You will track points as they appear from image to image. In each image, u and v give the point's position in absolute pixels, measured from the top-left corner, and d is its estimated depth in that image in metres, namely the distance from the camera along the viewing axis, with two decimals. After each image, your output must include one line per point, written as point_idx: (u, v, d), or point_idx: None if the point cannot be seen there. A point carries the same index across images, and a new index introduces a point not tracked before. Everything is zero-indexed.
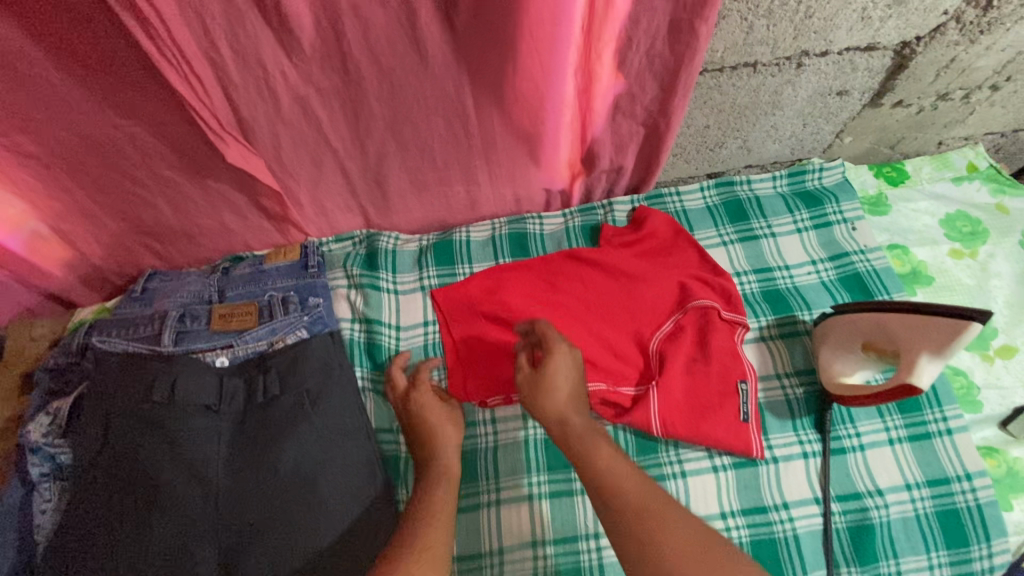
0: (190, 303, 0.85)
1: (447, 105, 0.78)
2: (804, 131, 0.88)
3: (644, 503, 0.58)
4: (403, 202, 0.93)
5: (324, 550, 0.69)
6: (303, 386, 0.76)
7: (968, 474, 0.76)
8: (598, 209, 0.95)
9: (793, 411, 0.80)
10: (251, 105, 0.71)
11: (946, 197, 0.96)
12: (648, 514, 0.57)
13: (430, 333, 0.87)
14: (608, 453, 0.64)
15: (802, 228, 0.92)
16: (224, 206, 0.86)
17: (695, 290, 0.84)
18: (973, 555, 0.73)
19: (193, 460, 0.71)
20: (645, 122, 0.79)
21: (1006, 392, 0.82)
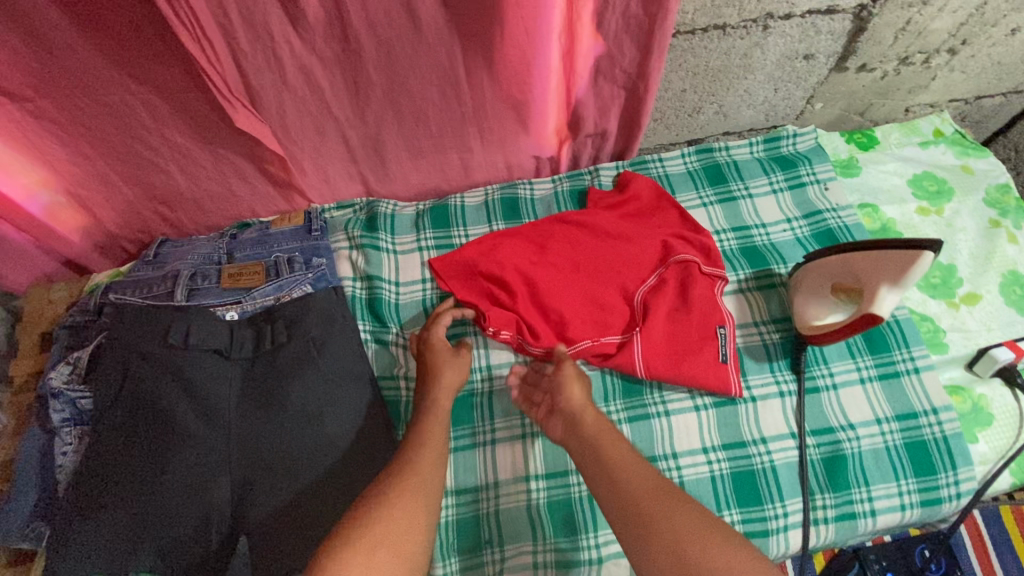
0: (200, 264, 0.90)
1: (441, 73, 0.83)
2: (776, 96, 0.94)
3: (651, 493, 0.62)
4: (400, 169, 0.98)
5: (331, 482, 0.74)
6: (308, 335, 0.81)
7: (935, 409, 0.80)
8: (585, 175, 1.01)
9: (769, 354, 0.85)
10: (258, 73, 0.77)
11: (914, 159, 1.02)
12: (653, 503, 0.61)
13: (428, 289, 0.92)
14: (623, 450, 0.67)
15: (777, 189, 0.97)
16: (232, 173, 0.92)
17: (676, 246, 0.89)
18: (940, 483, 0.77)
19: (207, 400, 0.76)
20: (625, 85, 0.85)
21: (970, 335, 0.87)
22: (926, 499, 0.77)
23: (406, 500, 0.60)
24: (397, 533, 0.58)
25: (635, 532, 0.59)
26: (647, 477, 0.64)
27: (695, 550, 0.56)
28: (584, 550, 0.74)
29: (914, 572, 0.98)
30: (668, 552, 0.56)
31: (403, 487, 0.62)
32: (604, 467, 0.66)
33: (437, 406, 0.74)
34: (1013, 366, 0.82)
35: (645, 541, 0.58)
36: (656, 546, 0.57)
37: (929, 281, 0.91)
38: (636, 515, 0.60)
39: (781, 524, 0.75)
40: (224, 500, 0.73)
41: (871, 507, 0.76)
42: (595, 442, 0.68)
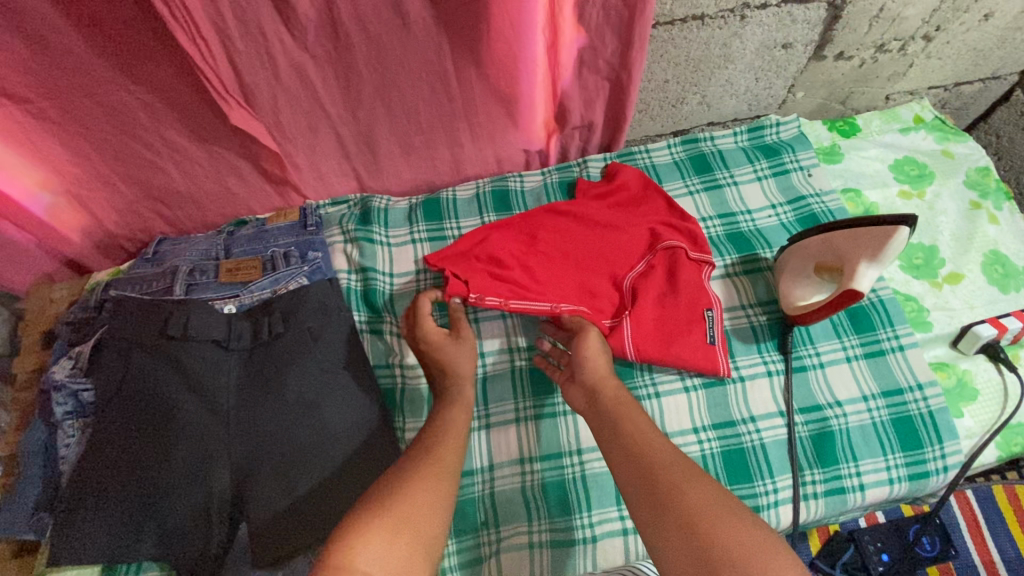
0: (198, 260, 0.91)
1: (430, 69, 0.86)
2: (757, 86, 0.97)
3: (669, 466, 0.60)
4: (393, 165, 1.01)
5: (331, 467, 0.76)
6: (304, 324, 0.82)
7: (920, 384, 0.82)
8: (574, 167, 1.03)
9: (757, 336, 0.87)
10: (252, 71, 0.79)
11: (895, 145, 1.04)
12: (671, 476, 0.59)
13: (422, 280, 0.94)
14: (642, 425, 0.66)
15: (761, 177, 1.00)
16: (228, 171, 0.95)
17: (663, 233, 0.91)
18: (927, 456, 0.79)
19: (207, 389, 0.77)
20: (609, 76, 0.88)
21: (954, 313, 0.89)
22: (914, 472, 0.78)
23: (425, 481, 0.60)
24: (415, 507, 0.57)
25: (651, 505, 0.57)
26: (669, 453, 0.62)
27: (707, 521, 0.53)
28: (578, 529, 0.75)
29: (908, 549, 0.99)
30: (683, 524, 0.54)
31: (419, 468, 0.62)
32: (622, 443, 0.65)
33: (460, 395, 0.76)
34: (995, 342, 0.84)
35: (658, 513, 0.56)
36: (671, 518, 0.55)
37: (912, 261, 0.93)
38: (653, 489, 0.58)
39: (771, 500, 0.77)
40: (224, 486, 0.74)
41: (860, 482, 0.77)
42: (615, 420, 0.68)
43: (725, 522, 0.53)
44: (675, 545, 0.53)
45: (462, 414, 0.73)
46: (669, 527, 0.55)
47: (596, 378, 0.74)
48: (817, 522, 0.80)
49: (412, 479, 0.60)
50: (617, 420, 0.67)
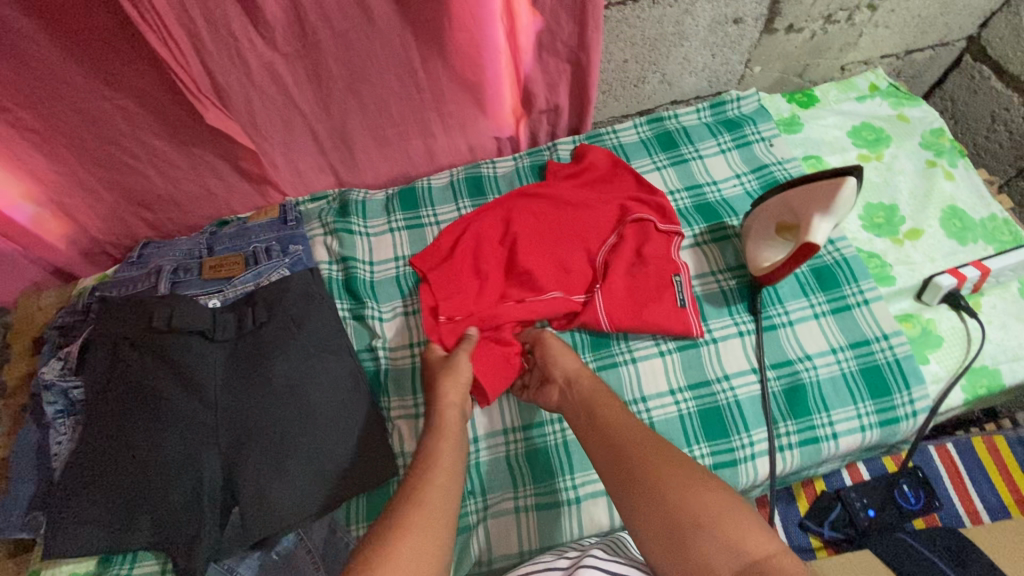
0: (182, 259, 0.94)
1: (398, 62, 0.89)
2: (714, 62, 1.02)
3: (637, 446, 0.63)
4: (368, 158, 1.04)
5: (319, 449, 0.78)
6: (288, 312, 0.85)
7: (885, 334, 0.85)
8: (544, 151, 1.06)
9: (727, 299, 0.90)
10: (224, 72, 0.82)
11: (852, 113, 1.08)
12: (638, 454, 0.62)
13: (401, 266, 0.97)
14: (616, 412, 0.69)
15: (725, 149, 1.03)
16: (208, 172, 0.97)
17: (632, 207, 0.94)
18: (896, 402, 0.81)
19: (192, 379, 0.79)
20: (569, 58, 0.91)
21: (915, 267, 0.92)
22: (884, 418, 0.81)
23: (426, 501, 0.62)
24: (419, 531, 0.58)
25: (623, 483, 0.61)
26: (639, 435, 0.65)
27: (672, 491, 0.57)
28: (562, 491, 0.79)
29: (900, 508, 1.02)
30: (653, 497, 0.58)
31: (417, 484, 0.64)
32: (599, 430, 0.68)
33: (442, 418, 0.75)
34: (956, 291, 0.88)
35: (630, 491, 0.60)
36: (642, 494, 0.59)
37: (874, 221, 0.96)
38: (625, 468, 0.62)
39: (748, 453, 0.79)
40: (215, 471, 0.76)
41: (833, 431, 0.80)
42: (593, 409, 0.71)
43: (688, 489, 0.57)
44: (648, 516, 0.57)
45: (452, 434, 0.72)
46: (643, 502, 0.58)
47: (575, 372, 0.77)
48: (793, 473, 0.82)
49: (410, 495, 0.62)
50: (593, 411, 0.71)
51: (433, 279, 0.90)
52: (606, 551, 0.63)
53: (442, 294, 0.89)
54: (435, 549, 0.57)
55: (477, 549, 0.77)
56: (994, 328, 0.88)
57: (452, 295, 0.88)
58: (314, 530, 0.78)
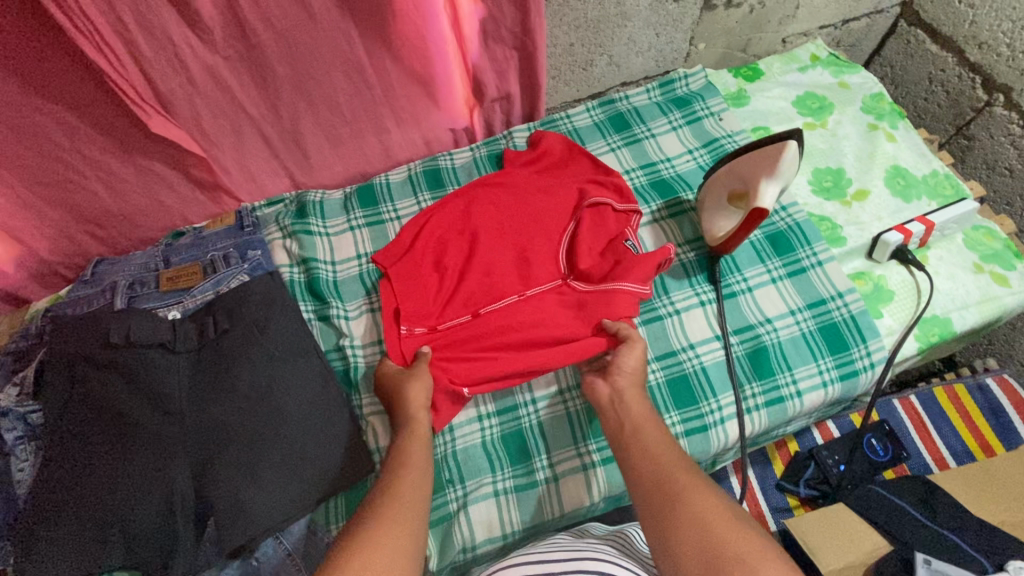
0: (138, 273, 0.93)
1: (344, 59, 0.88)
2: (660, 41, 1.04)
3: (684, 471, 0.63)
4: (323, 158, 1.03)
5: (291, 452, 0.77)
6: (250, 317, 0.84)
7: (839, 292, 0.88)
8: (500, 139, 1.07)
9: (687, 272, 0.92)
10: (165, 79, 0.81)
11: (796, 83, 1.11)
12: (684, 481, 0.62)
13: (364, 264, 0.97)
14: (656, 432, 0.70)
15: (676, 126, 1.05)
16: (158, 183, 0.95)
17: (589, 190, 0.95)
18: (854, 356, 0.84)
19: (156, 391, 0.77)
20: (515, 45, 0.92)
21: (864, 226, 0.95)
22: (844, 372, 0.84)
23: (394, 509, 0.62)
24: (383, 541, 0.58)
25: (665, 507, 0.60)
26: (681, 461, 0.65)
27: (713, 522, 0.57)
28: (539, 470, 0.81)
29: (872, 463, 1.06)
30: (696, 524, 0.57)
31: (399, 496, 0.65)
32: (642, 449, 0.68)
33: (412, 421, 0.76)
34: (904, 247, 0.91)
35: (668, 512, 0.60)
36: (686, 519, 0.58)
37: (822, 185, 1.00)
38: (663, 492, 0.61)
39: (717, 418, 0.81)
40: (185, 483, 0.73)
41: (797, 389, 0.83)
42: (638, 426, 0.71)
43: (727, 524, 0.57)
44: (686, 541, 0.56)
45: (418, 444, 0.73)
46: (684, 527, 0.58)
47: (627, 388, 0.75)
48: (762, 433, 0.85)
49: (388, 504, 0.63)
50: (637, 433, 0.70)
51: (397, 277, 0.90)
52: (604, 551, 0.64)
53: (405, 293, 0.89)
54: (410, 549, 0.59)
55: (460, 537, 0.77)
56: (941, 279, 0.92)
57: (414, 291, 0.89)
58: (294, 530, 0.78)
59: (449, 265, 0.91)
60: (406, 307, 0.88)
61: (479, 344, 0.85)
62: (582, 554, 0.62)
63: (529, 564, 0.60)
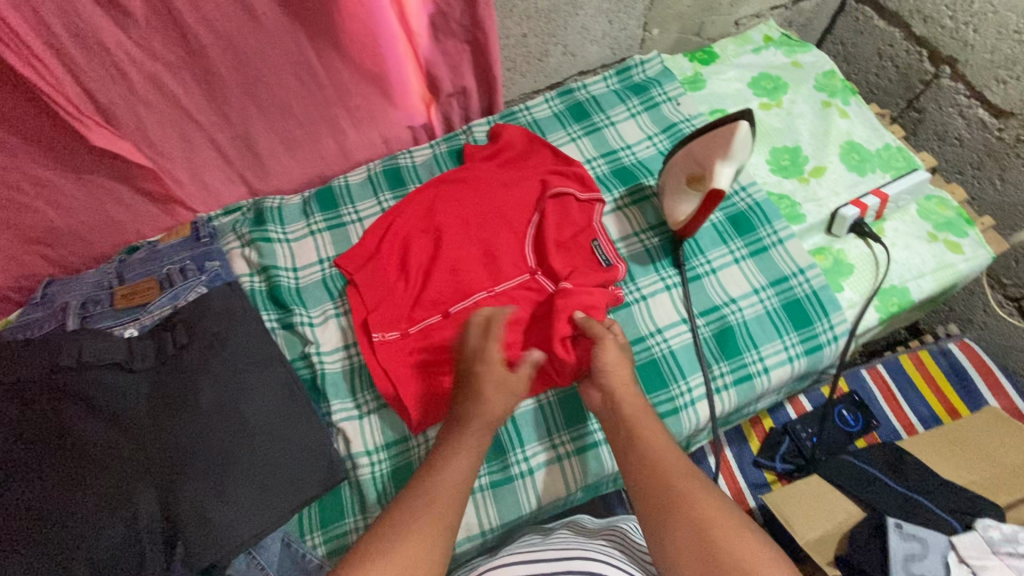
0: (91, 291, 0.90)
1: (293, 61, 0.86)
2: (613, 29, 1.04)
3: (683, 476, 0.64)
4: (279, 162, 1.01)
5: (260, 464, 0.75)
6: (210, 330, 0.82)
7: (801, 268, 0.89)
8: (460, 134, 1.06)
9: (652, 257, 0.92)
10: (104, 89, 0.78)
11: (750, 65, 1.12)
12: (684, 486, 0.63)
13: (326, 268, 0.95)
14: (653, 428, 0.70)
15: (635, 113, 1.05)
16: (107, 197, 0.92)
17: (552, 181, 0.95)
18: (818, 330, 0.86)
19: (113, 411, 0.75)
20: (466, 38, 0.91)
21: (822, 202, 0.97)
22: (809, 347, 0.85)
23: (416, 518, 0.59)
24: (410, 547, 0.57)
25: (664, 514, 0.61)
26: (677, 459, 0.66)
27: (712, 529, 0.58)
28: (515, 465, 0.81)
29: (844, 433, 1.08)
30: (693, 535, 0.58)
31: (428, 500, 0.61)
32: (635, 450, 0.68)
33: (469, 420, 0.70)
34: (860, 220, 0.93)
35: (668, 516, 0.61)
36: (684, 530, 0.59)
37: (780, 164, 1.01)
38: (664, 494, 0.63)
39: (687, 400, 0.82)
40: (152, 502, 0.69)
41: (764, 365, 0.84)
42: (630, 429, 0.70)
43: (724, 527, 0.58)
44: (683, 551, 0.58)
45: (472, 444, 0.68)
46: (681, 538, 0.59)
47: (621, 388, 0.74)
48: (732, 412, 0.86)
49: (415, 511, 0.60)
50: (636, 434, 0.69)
51: (362, 281, 0.89)
52: (594, 550, 0.63)
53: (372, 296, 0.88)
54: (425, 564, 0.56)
55: None
56: (898, 249, 0.94)
57: (379, 294, 0.88)
58: (267, 545, 0.76)
59: (414, 266, 0.90)
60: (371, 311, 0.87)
61: (452, 343, 0.85)
62: (571, 552, 0.61)
63: (518, 564, 0.60)
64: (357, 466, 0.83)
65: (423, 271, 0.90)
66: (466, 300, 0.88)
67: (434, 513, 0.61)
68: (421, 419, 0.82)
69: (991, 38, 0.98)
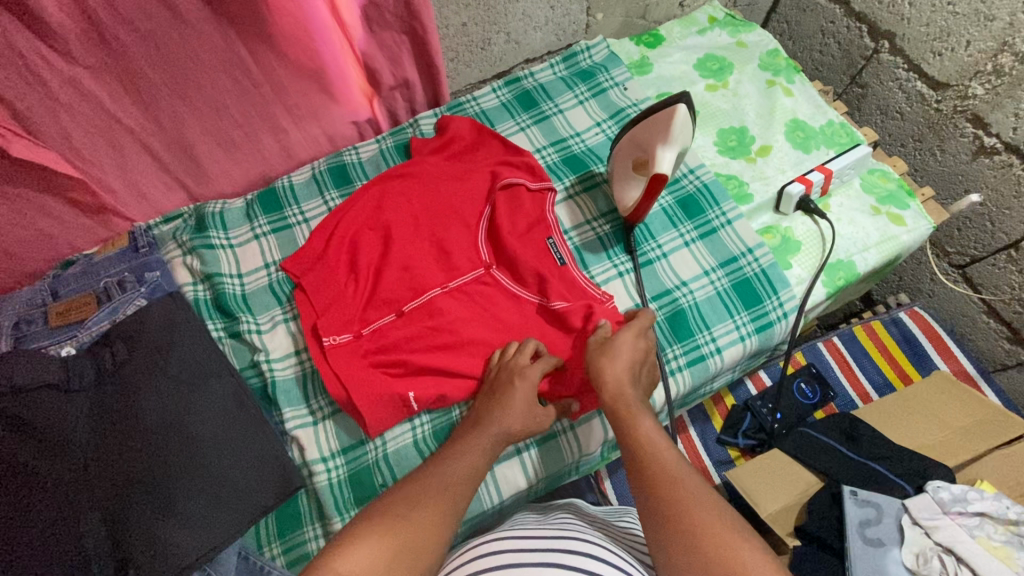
0: (24, 311, 0.86)
1: (223, 58, 0.83)
2: (556, 14, 1.03)
3: (678, 474, 0.59)
4: (218, 165, 0.97)
5: (216, 478, 0.73)
6: (152, 343, 0.80)
7: (750, 248, 0.90)
8: (407, 128, 1.04)
9: (604, 244, 0.93)
10: (19, 96, 0.73)
11: (695, 46, 1.13)
12: (679, 484, 0.58)
13: (273, 273, 0.93)
14: (647, 427, 0.66)
15: (582, 100, 1.05)
16: (35, 211, 0.87)
17: (501, 172, 0.93)
18: (768, 309, 0.87)
19: (51, 435, 0.70)
20: (403, 29, 0.89)
21: (769, 181, 0.98)
22: (760, 325, 0.86)
23: (427, 494, 0.59)
24: (420, 520, 0.56)
25: (658, 511, 0.57)
26: (673, 458, 0.61)
27: (704, 531, 0.53)
28: None
29: (803, 406, 1.11)
30: (682, 536, 0.54)
31: (439, 482, 0.61)
32: (631, 450, 0.64)
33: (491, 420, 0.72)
34: (806, 197, 0.94)
35: (663, 514, 0.56)
36: (673, 529, 0.55)
37: (728, 145, 1.02)
38: (658, 492, 0.58)
39: None
40: (99, 530, 0.67)
41: (716, 346, 0.85)
42: (622, 430, 0.67)
43: (717, 528, 0.53)
44: (677, 554, 0.53)
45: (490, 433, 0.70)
46: (670, 540, 0.54)
47: (612, 384, 0.71)
48: (688, 393, 0.87)
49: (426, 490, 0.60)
50: (630, 421, 0.67)
51: (309, 284, 0.87)
52: (589, 534, 0.61)
53: (320, 300, 0.86)
54: (429, 543, 0.55)
55: None
56: (842, 224, 0.95)
57: (329, 299, 0.86)
58: (223, 560, 0.72)
59: (365, 267, 0.88)
60: (320, 317, 0.85)
61: (407, 343, 0.84)
62: (566, 535, 0.59)
63: (545, 551, 0.55)
64: (313, 473, 0.81)
65: (376, 272, 0.88)
66: (420, 299, 0.86)
67: (445, 495, 0.60)
68: (378, 424, 0.80)
69: (926, 11, 1.00)
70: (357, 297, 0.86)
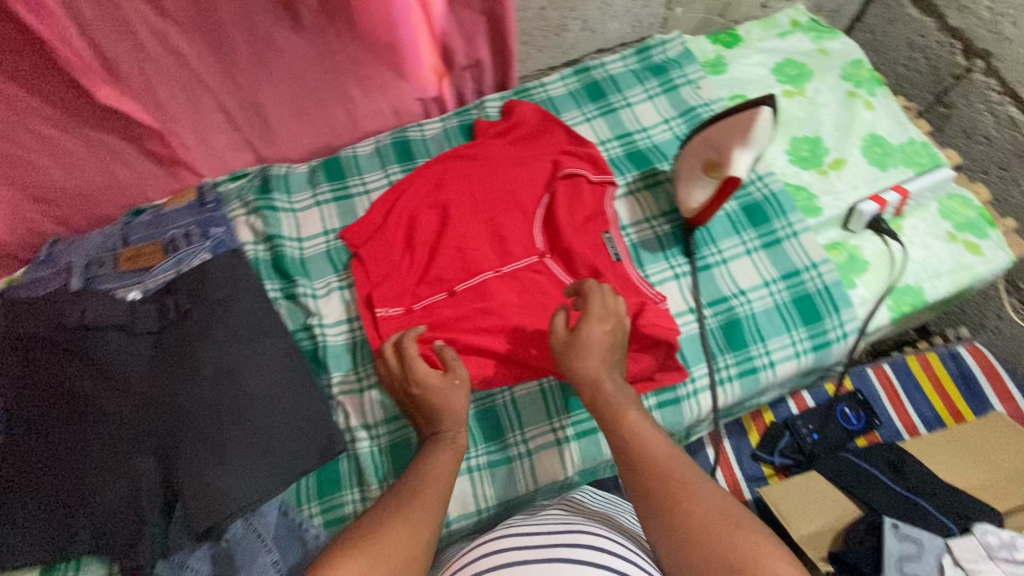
0: (94, 253, 0.90)
1: (304, 25, 0.84)
2: (634, 5, 1.01)
3: (670, 471, 0.59)
4: (286, 129, 0.99)
5: (259, 433, 0.75)
6: (212, 297, 0.82)
7: (814, 262, 0.87)
8: (472, 110, 1.04)
9: (662, 244, 0.91)
10: (112, 44, 0.75)
11: (774, 50, 1.09)
12: (672, 481, 0.58)
13: (331, 240, 0.95)
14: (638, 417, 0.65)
15: (652, 95, 1.03)
16: (112, 156, 0.90)
17: (564, 162, 0.92)
18: (827, 327, 0.84)
19: (115, 373, 0.75)
20: (482, 9, 0.88)
21: (840, 196, 0.94)
22: (817, 343, 0.84)
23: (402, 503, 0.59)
24: (393, 532, 0.55)
25: (654, 513, 0.57)
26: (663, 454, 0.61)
27: (703, 531, 0.54)
28: (513, 447, 0.82)
29: (846, 431, 1.07)
30: (681, 536, 0.54)
31: (414, 490, 0.61)
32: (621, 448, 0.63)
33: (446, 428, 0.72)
34: (879, 216, 0.91)
35: (662, 516, 0.56)
36: (673, 530, 0.55)
37: (800, 154, 0.98)
38: (654, 494, 0.58)
39: (691, 391, 0.81)
40: (151, 469, 0.70)
41: (769, 359, 0.83)
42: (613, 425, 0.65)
43: (713, 523, 0.54)
44: (679, 553, 0.54)
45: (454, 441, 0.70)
46: (670, 539, 0.55)
47: (597, 381, 0.68)
48: (734, 404, 0.85)
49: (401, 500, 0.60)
50: (612, 421, 0.66)
51: (368, 255, 0.89)
52: (594, 524, 0.61)
53: (377, 272, 0.88)
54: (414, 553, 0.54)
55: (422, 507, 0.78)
56: (915, 248, 0.91)
57: (385, 273, 0.88)
58: (263, 513, 0.75)
59: (420, 242, 0.89)
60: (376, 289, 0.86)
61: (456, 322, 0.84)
62: (574, 528, 0.58)
63: (548, 546, 0.55)
64: (356, 439, 0.83)
65: (432, 249, 0.88)
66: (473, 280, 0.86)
67: (415, 502, 0.60)
68: None
69: None
70: (411, 272, 0.87)
